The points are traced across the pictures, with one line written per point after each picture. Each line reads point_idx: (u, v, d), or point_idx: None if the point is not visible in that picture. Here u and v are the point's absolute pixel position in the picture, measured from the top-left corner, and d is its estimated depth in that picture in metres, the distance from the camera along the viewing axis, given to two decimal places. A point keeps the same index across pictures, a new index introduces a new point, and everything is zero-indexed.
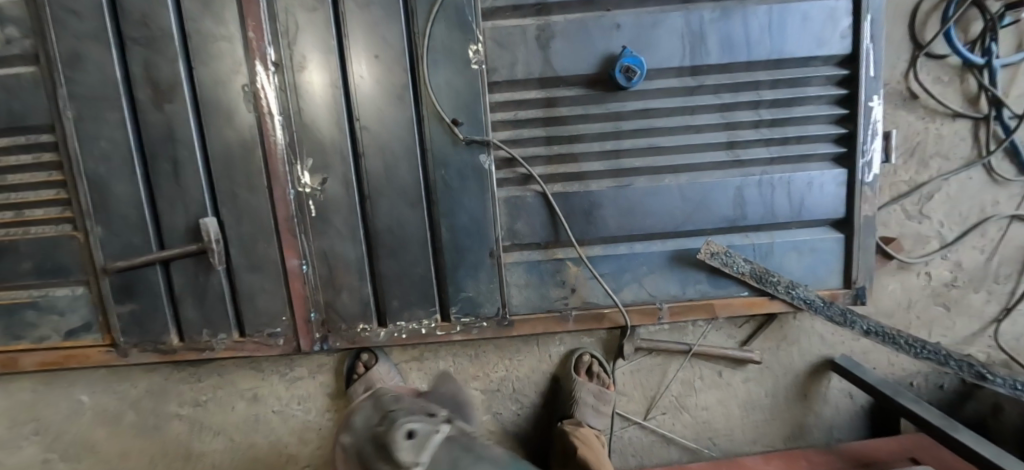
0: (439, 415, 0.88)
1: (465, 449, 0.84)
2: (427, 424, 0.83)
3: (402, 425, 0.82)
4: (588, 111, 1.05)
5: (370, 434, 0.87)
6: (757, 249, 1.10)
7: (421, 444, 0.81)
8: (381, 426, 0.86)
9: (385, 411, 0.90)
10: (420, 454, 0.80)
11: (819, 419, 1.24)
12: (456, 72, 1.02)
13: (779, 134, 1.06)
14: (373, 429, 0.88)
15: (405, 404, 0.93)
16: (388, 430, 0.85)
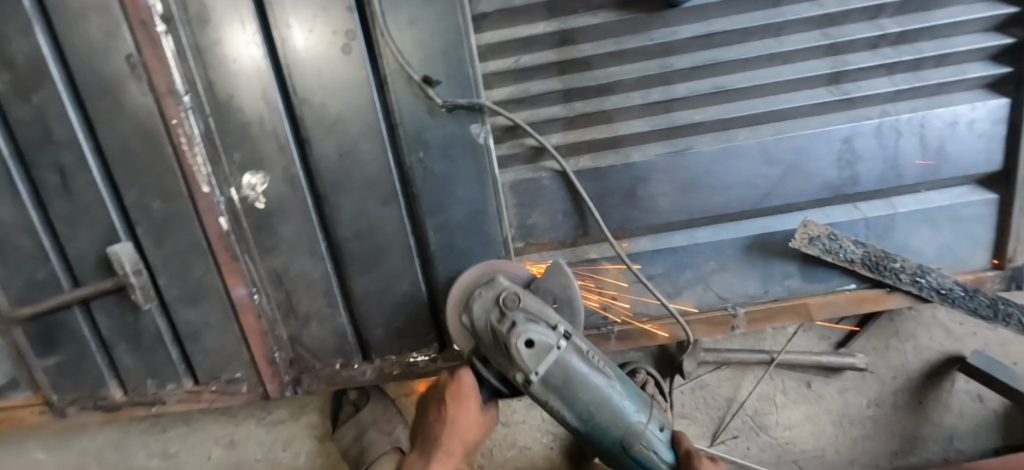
0: (560, 325, 0.69)
1: (587, 367, 0.69)
2: (549, 335, 0.67)
3: (522, 330, 0.66)
4: (625, 46, 0.72)
5: (484, 322, 0.70)
6: (870, 226, 0.78)
7: (542, 356, 0.67)
8: (496, 322, 0.69)
9: (502, 306, 0.70)
10: (539, 364, 0.67)
11: (939, 435, 0.97)
12: (422, 5, 0.69)
13: (909, 55, 0.72)
14: (491, 325, 0.70)
15: (526, 303, 0.70)
16: (502, 327, 0.68)
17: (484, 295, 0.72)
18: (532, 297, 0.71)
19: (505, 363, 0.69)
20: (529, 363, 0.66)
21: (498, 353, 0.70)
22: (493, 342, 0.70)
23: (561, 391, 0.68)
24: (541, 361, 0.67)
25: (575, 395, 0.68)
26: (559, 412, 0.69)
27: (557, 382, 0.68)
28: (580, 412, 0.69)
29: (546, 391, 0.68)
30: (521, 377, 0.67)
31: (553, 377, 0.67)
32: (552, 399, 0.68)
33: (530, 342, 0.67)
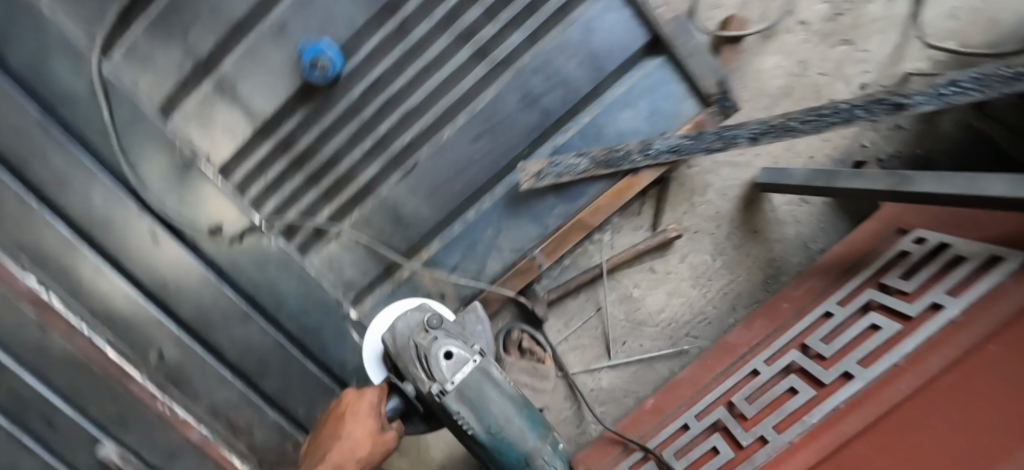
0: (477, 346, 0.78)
1: (500, 385, 0.76)
2: (464, 350, 0.76)
3: (440, 347, 0.76)
4: (326, 124, 0.92)
5: (410, 343, 0.78)
6: (584, 136, 0.93)
7: (456, 367, 0.76)
8: (419, 338, 0.78)
9: (425, 325, 0.79)
10: (455, 374, 0.75)
11: (790, 249, 1.05)
12: (180, 181, 0.90)
13: (519, 7, 0.88)
14: (413, 342, 0.78)
15: (446, 325, 0.80)
16: (423, 342, 0.77)
17: (409, 319, 0.81)
18: (451, 324, 0.81)
19: (422, 376, 0.76)
20: (445, 372, 0.75)
21: (420, 367, 0.77)
22: (409, 357, 0.78)
23: (473, 399, 0.75)
24: (455, 371, 0.75)
25: (483, 405, 0.75)
26: (468, 424, 0.75)
27: (468, 395, 0.75)
28: (487, 423, 0.75)
29: (457, 403, 0.74)
30: (436, 388, 0.75)
31: (463, 389, 0.74)
32: (461, 408, 0.74)
33: (447, 353, 0.76)
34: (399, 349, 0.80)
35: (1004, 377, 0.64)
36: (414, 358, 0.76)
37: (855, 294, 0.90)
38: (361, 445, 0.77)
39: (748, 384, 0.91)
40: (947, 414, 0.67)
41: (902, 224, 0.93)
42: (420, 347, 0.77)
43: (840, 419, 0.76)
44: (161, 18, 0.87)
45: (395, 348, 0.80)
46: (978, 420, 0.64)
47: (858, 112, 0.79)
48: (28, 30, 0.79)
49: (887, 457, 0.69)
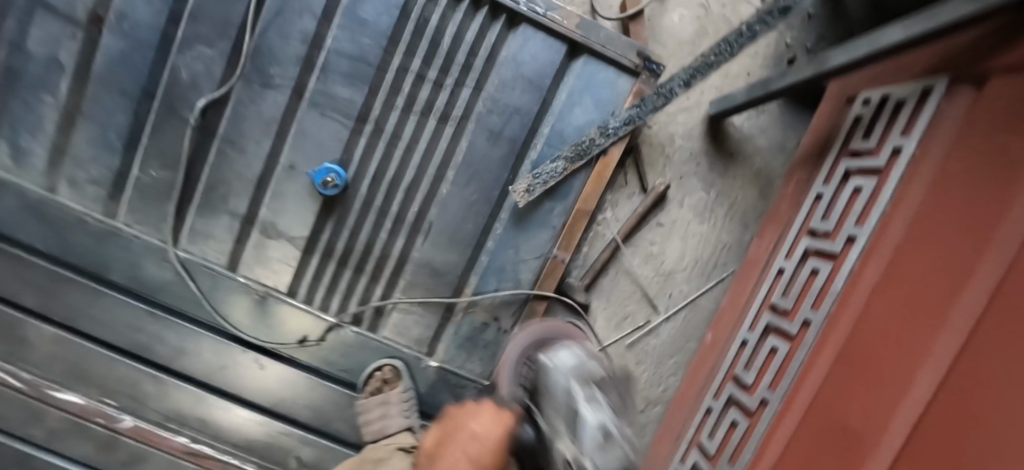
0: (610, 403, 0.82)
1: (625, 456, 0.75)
2: (604, 398, 0.81)
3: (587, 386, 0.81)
4: (351, 223, 1.12)
5: (569, 385, 0.84)
6: (551, 143, 1.08)
7: (594, 402, 0.80)
8: (574, 382, 0.85)
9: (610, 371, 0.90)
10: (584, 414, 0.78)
11: (768, 157, 1.17)
12: (260, 314, 1.13)
13: (457, 70, 1.07)
14: (565, 381, 0.85)
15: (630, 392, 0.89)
16: (575, 388, 0.83)
17: (569, 360, 0.89)
18: (609, 385, 0.87)
19: (558, 419, 0.82)
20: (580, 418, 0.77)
21: (564, 401, 0.82)
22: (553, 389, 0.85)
23: (599, 450, 0.74)
24: (587, 411, 0.78)
25: (608, 447, 0.75)
26: None
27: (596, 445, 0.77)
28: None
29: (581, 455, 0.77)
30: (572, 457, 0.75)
31: (598, 437, 0.75)
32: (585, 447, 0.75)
33: (588, 398, 0.81)
34: (552, 387, 0.87)
35: (967, 195, 0.70)
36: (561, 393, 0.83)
37: (834, 169, 1.00)
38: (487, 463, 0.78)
39: (780, 282, 1.01)
40: (939, 228, 0.73)
41: (849, 92, 1.03)
42: (573, 391, 0.82)
43: (858, 276, 0.84)
44: (204, 199, 1.10)
45: (550, 379, 0.88)
46: (954, 242, 0.70)
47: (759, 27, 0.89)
48: (129, 253, 1.10)
49: (905, 286, 0.75)
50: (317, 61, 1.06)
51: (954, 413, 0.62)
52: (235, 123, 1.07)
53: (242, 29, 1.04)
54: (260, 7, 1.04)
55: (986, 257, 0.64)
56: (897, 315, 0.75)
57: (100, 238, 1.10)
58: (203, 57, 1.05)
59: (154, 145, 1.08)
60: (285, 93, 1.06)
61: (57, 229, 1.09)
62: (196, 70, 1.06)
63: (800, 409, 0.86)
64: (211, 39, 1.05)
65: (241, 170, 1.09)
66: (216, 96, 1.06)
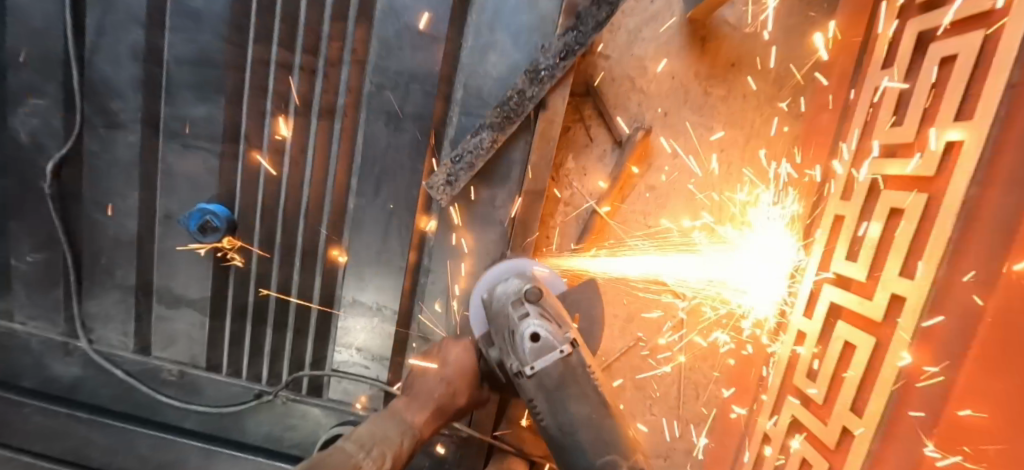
0: (568, 333, 0.65)
1: (582, 389, 0.64)
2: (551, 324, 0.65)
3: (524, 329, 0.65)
4: (255, 269, 0.89)
5: (504, 313, 0.68)
6: (470, 110, 0.79)
7: (542, 353, 0.64)
8: (511, 311, 0.67)
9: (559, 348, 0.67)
10: (537, 359, 0.64)
11: (790, 51, 0.81)
12: (184, 395, 0.94)
13: (325, 44, 0.80)
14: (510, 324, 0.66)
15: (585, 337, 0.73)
16: (513, 319, 0.66)
17: (509, 284, 0.68)
18: (553, 304, 0.67)
19: (507, 350, 0.67)
20: (526, 354, 0.64)
21: (505, 342, 0.67)
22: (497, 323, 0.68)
23: (551, 394, 0.63)
24: (539, 356, 0.64)
25: (562, 402, 0.63)
26: (539, 414, 0.64)
27: (555, 377, 0.64)
28: (561, 420, 0.63)
29: (536, 391, 0.64)
30: (515, 366, 0.65)
31: (539, 381, 0.64)
32: (538, 399, 0.64)
33: (534, 336, 0.64)
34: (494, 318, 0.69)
35: None
36: (502, 328, 0.67)
37: (897, 43, 0.62)
38: (458, 381, 0.73)
39: (842, 233, 0.65)
40: None
41: None
42: (510, 321, 0.66)
43: (989, 205, 0.47)
44: (89, 276, 0.92)
45: (489, 310, 0.71)
46: None
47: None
48: (31, 352, 0.95)
49: None
50: (160, 79, 0.83)
51: None
52: (95, 179, 0.87)
53: (67, 62, 0.84)
54: (80, 29, 0.82)
55: None
56: None
57: (2, 342, 0.96)
58: (36, 110, 0.86)
59: (18, 224, 0.91)
60: (136, 130, 0.85)
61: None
62: (33, 126, 0.86)
63: (916, 442, 0.50)
64: (40, 85, 0.85)
65: (117, 233, 0.89)
66: (59, 152, 0.86)
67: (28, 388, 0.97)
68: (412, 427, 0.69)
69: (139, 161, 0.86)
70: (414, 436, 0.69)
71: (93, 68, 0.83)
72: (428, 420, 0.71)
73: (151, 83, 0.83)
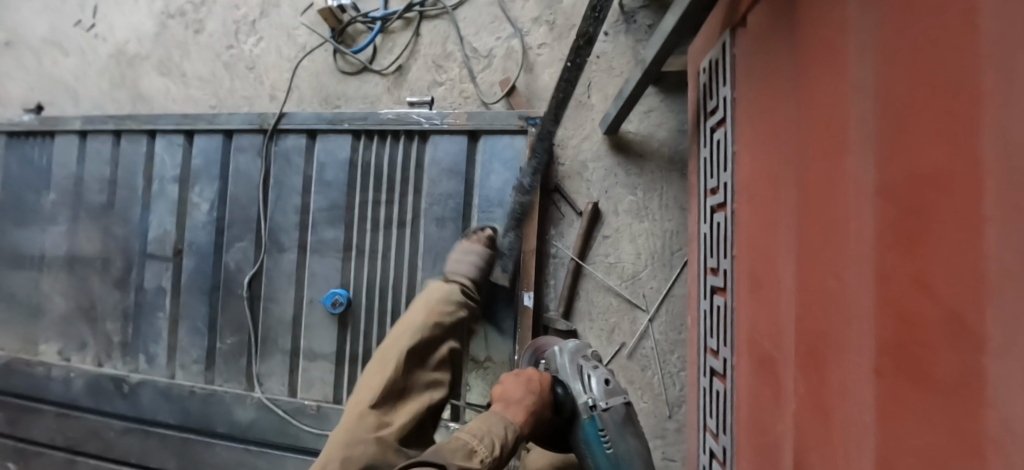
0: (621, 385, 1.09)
1: (636, 430, 1.04)
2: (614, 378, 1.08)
3: (600, 375, 1.06)
4: (363, 328, 1.39)
5: (576, 364, 1.11)
6: (483, 208, 1.32)
7: (613, 395, 1.05)
8: (585, 365, 1.10)
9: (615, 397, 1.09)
10: (608, 398, 1.05)
11: (673, 142, 1.30)
12: (314, 422, 1.38)
13: (398, 186, 1.38)
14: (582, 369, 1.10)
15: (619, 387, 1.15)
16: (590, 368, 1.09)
17: (578, 346, 1.14)
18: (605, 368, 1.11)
19: (580, 389, 1.07)
20: (601, 393, 1.04)
21: (579, 384, 1.07)
22: (571, 370, 1.10)
23: (618, 424, 1.03)
24: (610, 396, 1.05)
25: (625, 433, 1.03)
26: (607, 435, 1.02)
27: (617, 412, 1.04)
28: (619, 449, 1.01)
29: (605, 417, 1.03)
30: (590, 401, 1.04)
31: (612, 413, 1.03)
32: (608, 428, 1.03)
33: (607, 381, 1.07)
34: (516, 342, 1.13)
35: (769, 112, 0.83)
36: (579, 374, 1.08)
37: (705, 132, 1.10)
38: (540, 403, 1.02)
39: (707, 243, 1.08)
40: (766, 146, 0.84)
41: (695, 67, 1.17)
42: (586, 369, 1.09)
43: (738, 213, 0.94)
44: (262, 348, 1.45)
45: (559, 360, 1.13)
46: (771, 153, 0.82)
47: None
48: (222, 406, 1.45)
49: (764, 201, 0.84)
50: (308, 220, 1.44)
51: (812, 291, 0.68)
52: (269, 285, 1.45)
53: (257, 219, 1.47)
54: (265, 200, 1.46)
55: (788, 158, 0.76)
56: (767, 226, 0.82)
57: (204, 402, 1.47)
58: (239, 248, 1.47)
59: (223, 320, 1.48)
60: (292, 252, 1.43)
61: (176, 404, 1.48)
62: (236, 258, 1.47)
63: (741, 347, 0.91)
64: (242, 234, 1.47)
65: (279, 317, 1.44)
66: (252, 270, 1.46)
67: (218, 432, 1.45)
68: (510, 423, 0.95)
69: (295, 269, 1.43)
70: (512, 429, 0.94)
71: (270, 220, 1.45)
72: (522, 420, 0.97)
73: (302, 223, 1.44)
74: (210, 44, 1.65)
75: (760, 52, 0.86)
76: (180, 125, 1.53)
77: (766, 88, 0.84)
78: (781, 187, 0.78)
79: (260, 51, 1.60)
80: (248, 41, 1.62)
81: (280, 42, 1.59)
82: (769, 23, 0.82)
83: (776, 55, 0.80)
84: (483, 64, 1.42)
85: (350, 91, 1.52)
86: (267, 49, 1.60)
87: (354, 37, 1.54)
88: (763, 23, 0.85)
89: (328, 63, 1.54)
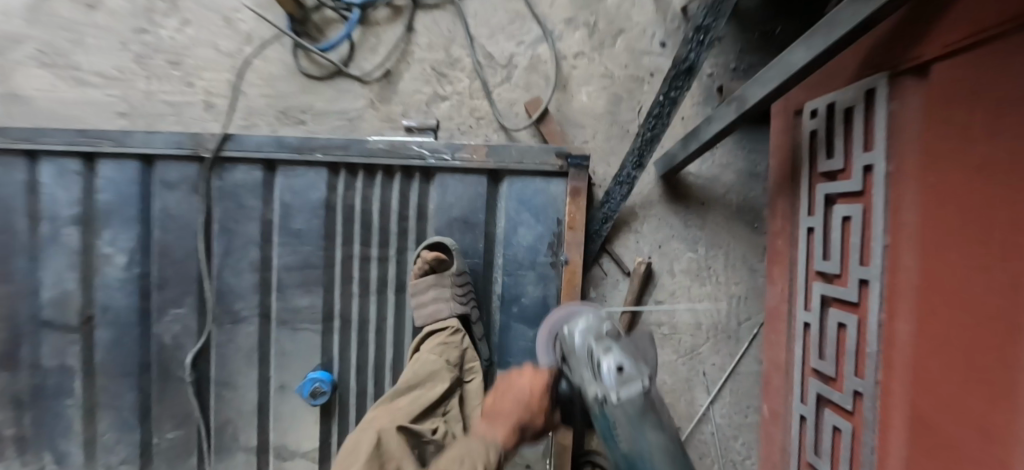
0: (645, 366, 0.79)
1: (658, 419, 0.76)
2: (633, 364, 0.78)
3: (611, 359, 0.76)
4: (353, 418, 1.09)
5: (587, 345, 0.82)
6: (511, 271, 1.03)
7: (626, 381, 0.76)
8: (596, 350, 0.80)
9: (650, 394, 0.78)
10: (622, 386, 0.75)
11: (745, 191, 1.05)
12: None
13: (395, 238, 1.06)
14: (590, 351, 0.81)
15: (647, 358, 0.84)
16: (598, 349, 0.79)
17: (590, 320, 0.86)
18: (628, 341, 0.83)
19: (589, 377, 0.80)
20: (611, 383, 0.76)
21: (590, 372, 0.80)
22: (582, 360, 0.82)
23: (633, 419, 0.74)
24: (624, 384, 0.75)
25: (643, 426, 0.74)
26: (622, 439, 0.75)
27: (630, 406, 0.75)
28: (638, 448, 0.74)
29: (618, 415, 0.75)
30: (600, 393, 0.77)
31: (625, 408, 0.74)
32: (620, 425, 0.75)
33: (618, 367, 0.76)
34: (438, 320, 0.99)
35: (982, 211, 0.55)
36: (589, 365, 0.80)
37: (813, 196, 0.86)
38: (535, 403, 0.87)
39: (813, 339, 0.86)
40: (971, 258, 0.57)
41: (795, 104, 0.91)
42: (595, 351, 0.79)
43: (894, 330, 0.69)
44: (217, 443, 1.12)
45: (570, 342, 0.86)
46: (989, 273, 0.55)
47: (672, 94, 0.88)
48: None
49: (966, 338, 0.57)
50: (271, 280, 1.09)
51: None
52: (221, 365, 1.10)
53: (198, 278, 1.10)
54: (209, 253, 1.09)
55: None
56: (973, 378, 0.56)
57: None
58: (174, 317, 1.11)
59: (159, 409, 1.13)
60: (252, 322, 1.09)
61: None
62: (173, 328, 1.11)
63: None
64: (178, 298, 1.10)
65: (238, 405, 1.10)
66: (196, 346, 1.10)
67: None
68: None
69: (256, 345, 1.09)
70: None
71: (218, 280, 1.09)
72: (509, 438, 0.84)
73: (264, 284, 1.09)
74: (113, 25, 1.20)
75: (963, 117, 0.58)
76: (74, 146, 1.10)
77: (976, 173, 0.56)
78: (1015, 332, 0.51)
79: (188, 41, 1.18)
80: (169, 26, 1.19)
81: (216, 29, 1.18)
82: (1007, 65, 0.52)
83: (1007, 130, 0.52)
84: (501, 75, 1.09)
85: (319, 103, 1.15)
86: (197, 38, 1.18)
87: (322, 27, 1.14)
88: (970, 78, 0.57)
89: (288, 63, 1.15)
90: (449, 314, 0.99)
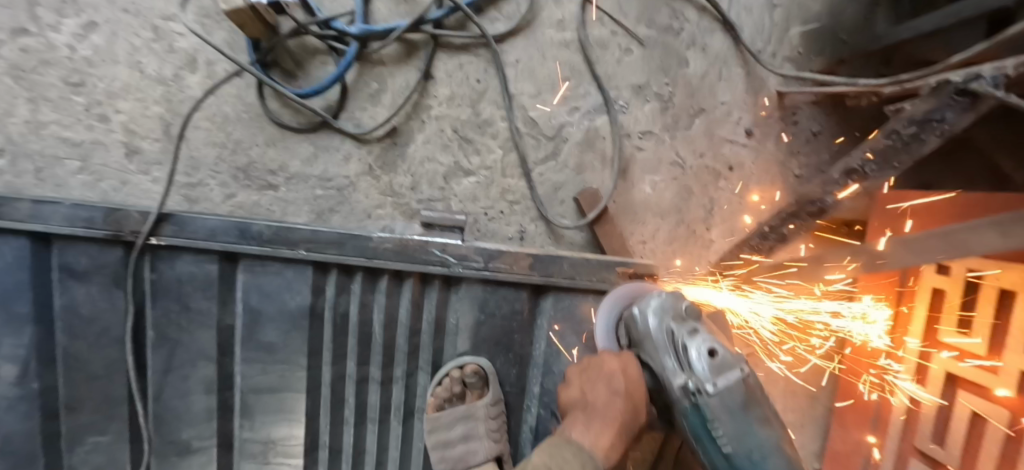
0: (739, 355, 0.69)
1: (763, 412, 0.68)
2: (727, 358, 0.67)
3: (701, 342, 0.67)
4: None
5: (669, 337, 0.70)
6: (548, 404, 0.84)
7: (721, 375, 0.66)
8: (677, 328, 0.70)
9: (752, 398, 0.67)
10: (718, 378, 0.66)
11: None
12: None
13: (403, 357, 0.83)
14: (669, 335, 0.70)
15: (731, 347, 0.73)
16: (683, 335, 0.69)
17: (663, 300, 0.72)
18: (710, 322, 0.72)
19: (673, 367, 0.69)
20: (707, 373, 0.66)
21: (674, 360, 0.69)
22: (659, 342, 0.71)
23: (737, 414, 0.66)
24: (720, 375, 0.66)
25: (750, 425, 0.66)
26: (721, 436, 0.66)
27: (729, 399, 0.66)
28: (746, 447, 0.66)
29: (719, 412, 0.66)
30: (691, 384, 0.67)
31: (726, 400, 0.66)
32: (721, 419, 0.66)
33: (710, 352, 0.67)
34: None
35: None
36: (668, 347, 0.70)
37: (925, 364, 0.73)
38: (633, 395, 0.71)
39: None
40: None
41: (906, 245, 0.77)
42: (680, 336, 0.68)
43: None
44: None
45: (640, 327, 0.73)
46: None
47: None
48: None
49: None
50: (233, 401, 0.83)
51: None
52: None
53: (128, 398, 0.82)
54: (143, 368, 0.81)
55: None
56: None
57: None
58: (94, 446, 0.83)
59: None
60: (207, 453, 0.84)
61: None
62: (93, 460, 0.83)
63: None
64: (99, 423, 0.82)
65: None
66: None
67: None
68: (593, 456, 0.66)
69: None
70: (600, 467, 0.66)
71: (157, 402, 0.82)
72: (611, 446, 0.68)
73: (222, 407, 0.83)
74: None
75: None
76: None
77: None
78: None
79: (96, 57, 0.82)
80: (63, 29, 0.82)
81: (139, 42, 0.82)
82: None
83: None
84: (545, 150, 0.85)
85: (296, 163, 0.85)
86: (110, 54, 0.83)
87: (300, 59, 0.82)
88: None
89: (251, 105, 0.84)
90: (483, 459, 0.80)
